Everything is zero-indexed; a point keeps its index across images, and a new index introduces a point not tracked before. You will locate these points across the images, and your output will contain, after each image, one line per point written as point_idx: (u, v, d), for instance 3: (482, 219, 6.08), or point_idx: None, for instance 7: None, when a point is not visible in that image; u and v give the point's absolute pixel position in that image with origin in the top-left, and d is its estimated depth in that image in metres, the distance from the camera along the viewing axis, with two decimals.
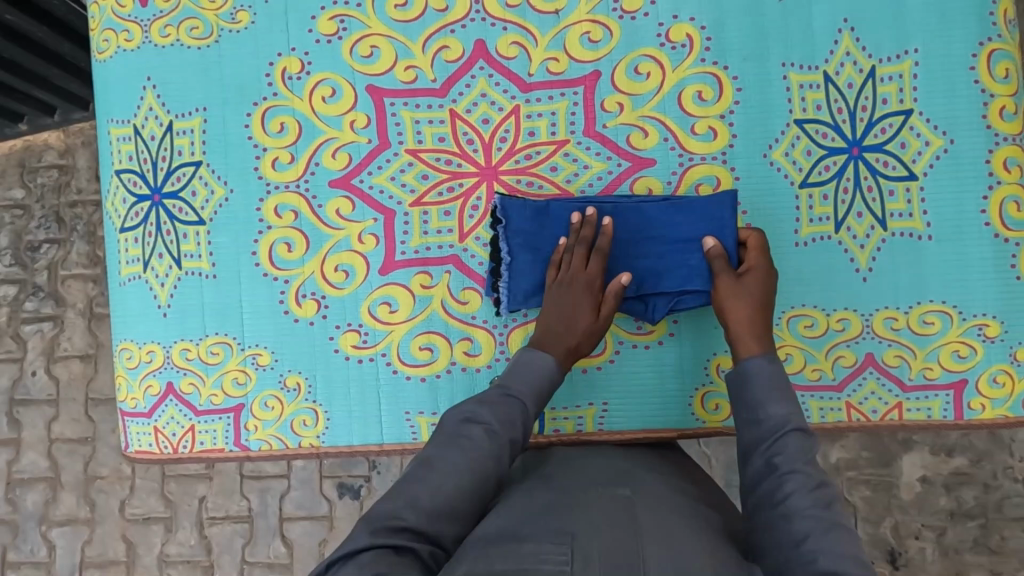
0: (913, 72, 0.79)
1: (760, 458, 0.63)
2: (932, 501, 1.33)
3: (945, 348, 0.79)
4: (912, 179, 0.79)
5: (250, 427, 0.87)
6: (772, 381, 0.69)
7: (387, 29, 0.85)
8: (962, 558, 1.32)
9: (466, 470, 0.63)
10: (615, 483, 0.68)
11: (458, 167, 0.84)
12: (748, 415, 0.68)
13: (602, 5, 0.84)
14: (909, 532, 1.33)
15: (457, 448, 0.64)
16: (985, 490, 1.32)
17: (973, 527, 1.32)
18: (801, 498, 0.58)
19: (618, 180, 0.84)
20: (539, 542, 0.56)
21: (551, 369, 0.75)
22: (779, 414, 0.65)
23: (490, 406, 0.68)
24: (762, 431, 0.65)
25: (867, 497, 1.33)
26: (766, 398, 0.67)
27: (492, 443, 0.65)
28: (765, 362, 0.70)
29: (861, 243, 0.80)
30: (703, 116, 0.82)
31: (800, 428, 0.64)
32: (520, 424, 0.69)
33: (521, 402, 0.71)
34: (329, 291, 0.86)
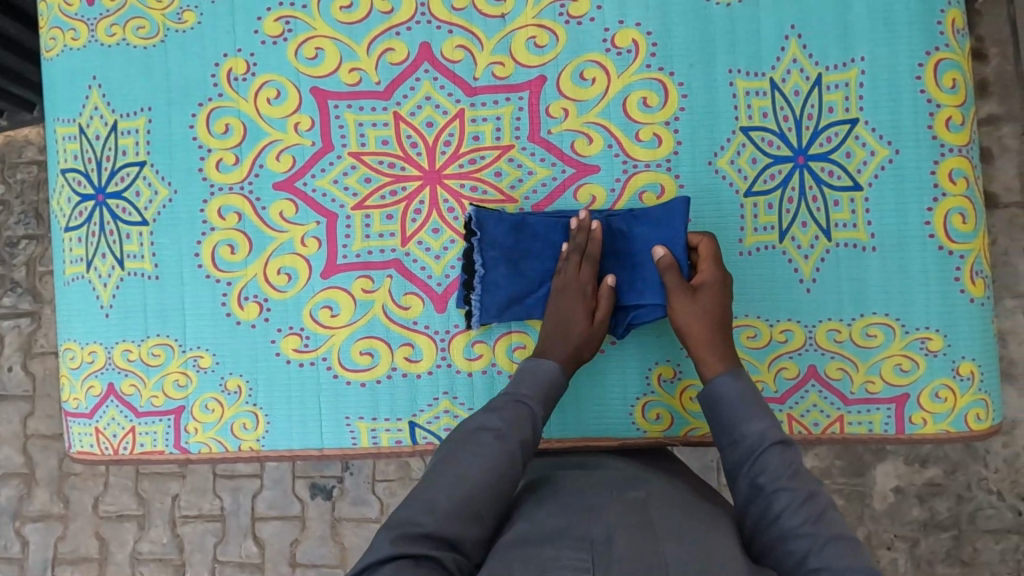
0: (859, 81, 0.78)
1: (745, 480, 0.61)
2: (904, 511, 1.31)
3: (887, 361, 0.78)
4: (857, 189, 0.78)
5: (190, 429, 0.86)
6: (745, 396, 0.66)
7: (332, 31, 0.84)
8: (933, 570, 1.31)
9: (484, 471, 0.59)
10: (628, 484, 0.65)
11: (401, 170, 0.84)
12: (727, 435, 0.65)
13: (549, 10, 0.83)
14: (881, 543, 1.32)
15: (471, 452, 0.61)
16: (958, 502, 1.30)
17: (946, 538, 1.31)
18: (794, 518, 0.56)
19: (562, 188, 0.83)
20: (559, 546, 0.55)
21: (557, 373, 0.72)
22: (757, 430, 0.63)
23: (497, 411, 0.65)
24: (741, 450, 0.63)
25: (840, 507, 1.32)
26: (744, 415, 0.64)
27: (508, 444, 0.62)
28: (728, 381, 0.68)
29: (806, 253, 0.79)
30: (648, 122, 0.81)
31: (779, 441, 0.61)
32: (532, 427, 0.66)
33: (529, 406, 0.67)
34: (271, 294, 0.85)
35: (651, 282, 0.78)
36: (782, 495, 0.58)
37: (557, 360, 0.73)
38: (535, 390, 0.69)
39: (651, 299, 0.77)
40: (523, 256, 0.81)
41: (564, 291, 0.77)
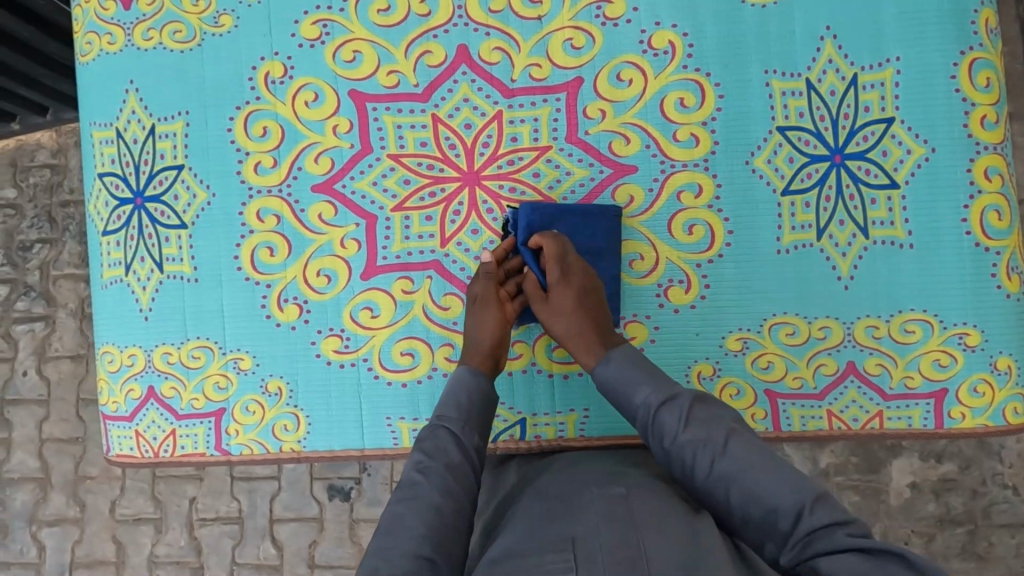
0: (894, 81, 0.79)
1: (655, 447, 0.67)
2: (919, 507, 1.33)
3: (926, 357, 0.79)
4: (894, 188, 0.79)
5: (231, 431, 0.86)
6: (627, 366, 0.72)
7: (370, 33, 0.85)
8: (948, 564, 1.32)
9: (423, 516, 0.62)
10: (610, 480, 0.69)
11: (440, 172, 0.84)
12: (627, 412, 0.71)
13: (585, 12, 0.83)
14: (898, 538, 1.33)
15: (407, 501, 0.64)
16: (973, 496, 1.32)
17: (961, 533, 1.32)
18: (704, 468, 0.63)
19: (600, 187, 0.84)
20: (542, 553, 0.58)
21: (468, 382, 0.76)
22: (646, 399, 0.69)
23: (419, 444, 0.71)
24: (641, 421, 0.69)
25: (855, 503, 1.33)
26: (631, 388, 0.71)
27: (435, 478, 0.66)
28: (607, 362, 0.74)
29: (843, 251, 0.80)
30: (685, 122, 0.82)
31: (664, 402, 0.68)
32: (456, 449, 0.70)
33: (447, 427, 0.71)
34: (311, 296, 0.86)
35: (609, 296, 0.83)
36: (689, 452, 0.64)
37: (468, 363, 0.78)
38: (448, 409, 0.73)
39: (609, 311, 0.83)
40: None
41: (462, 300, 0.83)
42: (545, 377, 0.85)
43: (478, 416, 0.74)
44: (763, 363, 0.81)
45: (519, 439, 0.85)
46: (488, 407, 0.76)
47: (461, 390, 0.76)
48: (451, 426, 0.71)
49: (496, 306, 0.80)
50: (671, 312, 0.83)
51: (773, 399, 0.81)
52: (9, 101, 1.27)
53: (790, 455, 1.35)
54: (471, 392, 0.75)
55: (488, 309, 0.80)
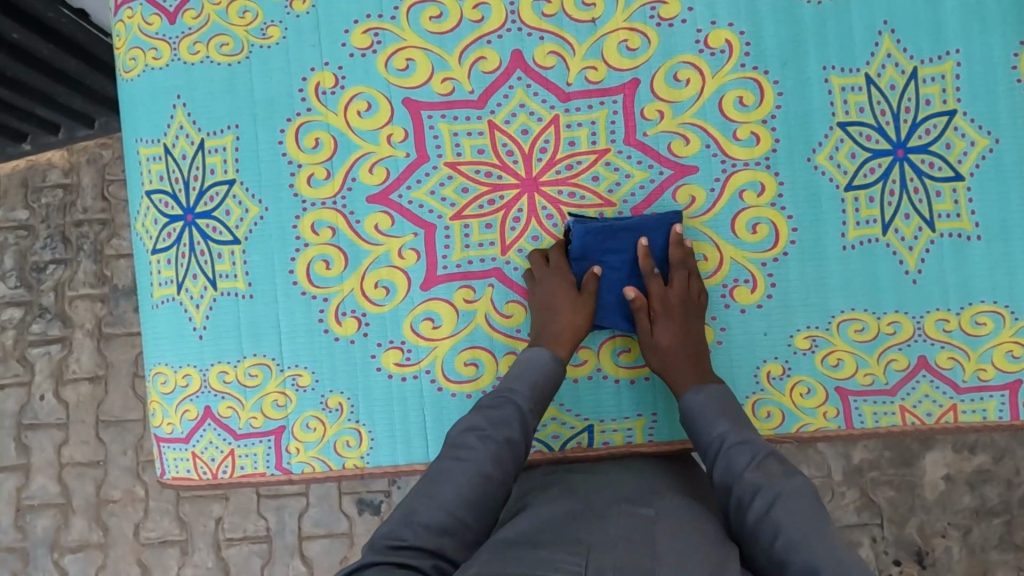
0: (954, 73, 0.79)
1: (717, 479, 0.68)
2: (956, 500, 1.33)
3: (998, 348, 0.78)
4: (958, 180, 0.79)
5: (292, 450, 0.84)
6: (713, 401, 0.74)
7: (422, 41, 0.84)
8: (987, 556, 1.32)
9: (469, 480, 0.65)
10: (641, 500, 0.68)
11: (499, 178, 0.83)
12: (699, 442, 0.73)
13: (639, 13, 0.83)
14: (935, 531, 1.33)
15: (456, 460, 0.67)
16: (1009, 487, 1.32)
17: (999, 524, 1.32)
18: (759, 507, 0.62)
19: (659, 189, 0.83)
20: (554, 550, 0.58)
21: (545, 364, 0.76)
22: (721, 433, 0.71)
23: (484, 411, 0.71)
24: (710, 453, 0.71)
25: (892, 498, 1.33)
26: (710, 420, 0.72)
27: (492, 448, 0.68)
28: (697, 389, 0.76)
29: (910, 245, 0.79)
30: (744, 121, 0.82)
31: (739, 441, 0.69)
32: (518, 425, 0.70)
33: (516, 403, 0.72)
34: (369, 308, 0.84)
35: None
36: (749, 491, 0.64)
37: (548, 348, 0.78)
38: (520, 386, 0.74)
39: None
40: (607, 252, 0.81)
41: (543, 282, 0.80)
42: (612, 383, 0.84)
43: (544, 400, 0.75)
44: (833, 361, 0.80)
45: (586, 447, 0.84)
46: (553, 394, 0.77)
47: (534, 371, 0.76)
48: (522, 403, 0.72)
49: (587, 314, 0.80)
50: (737, 312, 0.82)
51: (845, 396, 0.80)
52: (25, 122, 1.25)
53: (824, 452, 1.35)
54: (545, 376, 0.76)
55: (585, 300, 0.80)
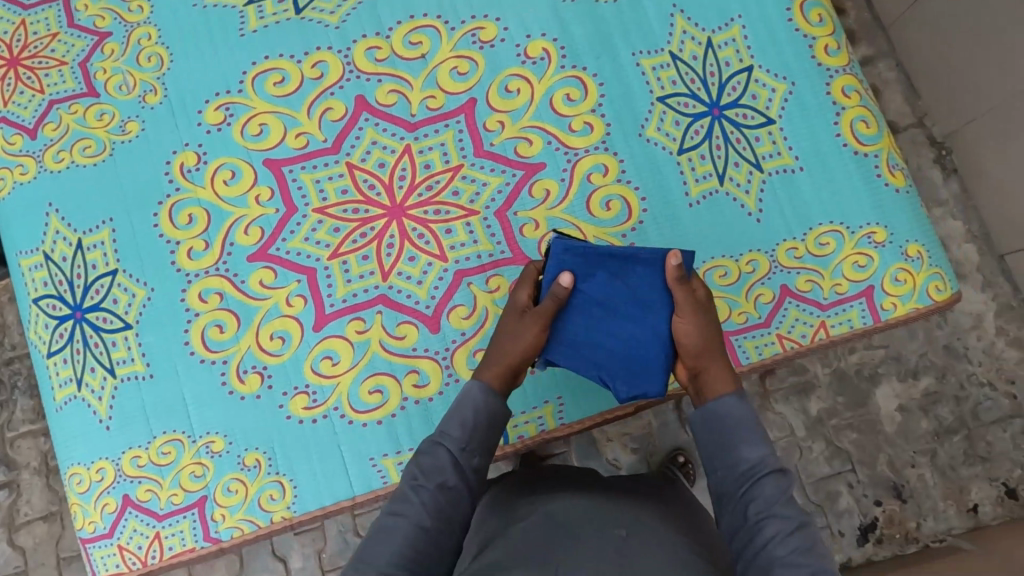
0: (742, 35, 0.89)
1: (737, 503, 0.67)
2: (914, 427, 1.36)
3: (845, 262, 0.85)
4: (771, 124, 0.87)
5: (217, 517, 0.84)
6: (744, 414, 0.72)
7: (271, 105, 0.90)
8: (959, 474, 1.34)
9: (408, 536, 0.64)
10: (616, 521, 0.72)
11: (366, 212, 0.88)
12: (722, 455, 0.70)
13: (463, 42, 0.92)
14: (905, 463, 1.35)
15: (394, 516, 0.66)
16: (958, 403, 1.36)
17: (960, 441, 1.35)
18: (780, 549, 0.62)
19: (516, 189, 0.89)
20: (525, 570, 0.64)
21: (477, 398, 0.74)
22: (753, 457, 0.68)
23: (419, 459, 0.71)
24: (737, 474, 0.68)
25: (857, 440, 1.36)
26: (742, 438, 0.70)
27: (428, 498, 0.67)
28: (729, 395, 0.73)
29: (746, 189, 0.87)
30: (576, 114, 0.90)
31: (772, 471, 0.67)
32: (452, 471, 0.69)
33: (447, 446, 0.71)
34: (269, 360, 0.87)
35: (650, 370, 0.80)
36: (772, 529, 0.64)
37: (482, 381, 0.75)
38: (452, 427, 0.72)
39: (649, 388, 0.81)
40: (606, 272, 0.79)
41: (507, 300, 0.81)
42: None
43: (483, 436, 0.73)
44: None
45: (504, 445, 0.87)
46: (496, 425, 0.74)
47: (467, 407, 0.74)
48: (453, 444, 0.71)
49: (541, 325, 0.77)
50: None
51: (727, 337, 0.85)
52: None
53: (782, 412, 1.38)
54: (477, 410, 0.73)
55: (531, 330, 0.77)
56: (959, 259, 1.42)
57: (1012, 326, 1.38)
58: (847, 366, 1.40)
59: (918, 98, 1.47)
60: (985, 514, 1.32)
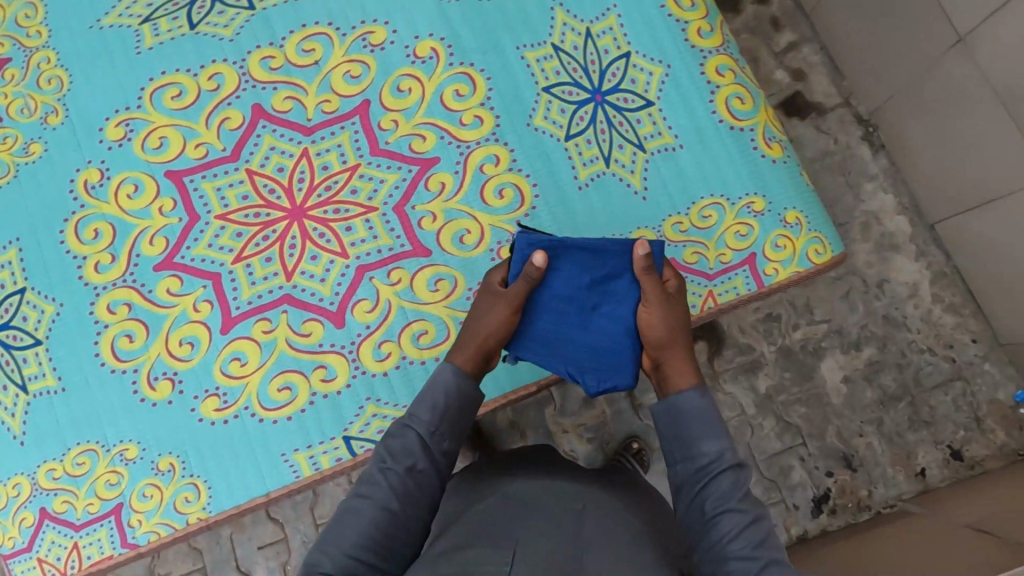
0: (619, 23, 0.93)
1: (695, 497, 0.70)
2: (860, 397, 1.39)
3: (728, 232, 0.88)
4: (650, 105, 0.91)
5: (134, 523, 0.85)
6: (703, 409, 0.74)
7: (169, 119, 0.93)
8: (905, 440, 1.37)
9: (374, 517, 0.67)
10: (571, 495, 0.78)
11: (267, 215, 0.91)
12: (682, 449, 0.73)
13: (355, 46, 0.95)
14: (853, 432, 1.37)
15: (361, 497, 0.69)
16: (900, 370, 1.39)
17: (904, 408, 1.38)
18: (736, 544, 0.66)
19: (412, 184, 0.92)
20: (481, 547, 0.66)
21: (447, 382, 0.77)
22: (711, 452, 0.71)
23: (389, 440, 0.73)
24: (696, 469, 0.71)
25: (805, 414, 1.39)
26: (701, 434, 0.72)
27: (397, 480, 0.70)
28: (689, 391, 0.75)
29: (631, 169, 0.90)
30: (466, 108, 0.93)
31: (728, 466, 0.71)
32: (422, 453, 0.72)
33: (417, 429, 0.73)
34: (179, 366, 0.88)
35: (615, 359, 0.84)
36: (727, 524, 0.67)
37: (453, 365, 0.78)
38: (422, 410, 0.75)
39: (614, 378, 0.85)
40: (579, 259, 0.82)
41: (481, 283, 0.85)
42: (419, 366, 0.89)
43: (452, 418, 0.76)
44: None
45: None
46: (465, 408, 0.77)
47: (438, 391, 0.77)
48: (422, 428, 0.74)
49: (511, 310, 0.80)
50: None
51: None
52: None
53: (733, 392, 1.40)
54: (447, 394, 0.76)
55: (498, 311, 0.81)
56: (893, 232, 1.44)
57: (947, 293, 1.41)
58: (792, 342, 1.42)
59: (843, 79, 1.51)
60: (931, 477, 1.35)
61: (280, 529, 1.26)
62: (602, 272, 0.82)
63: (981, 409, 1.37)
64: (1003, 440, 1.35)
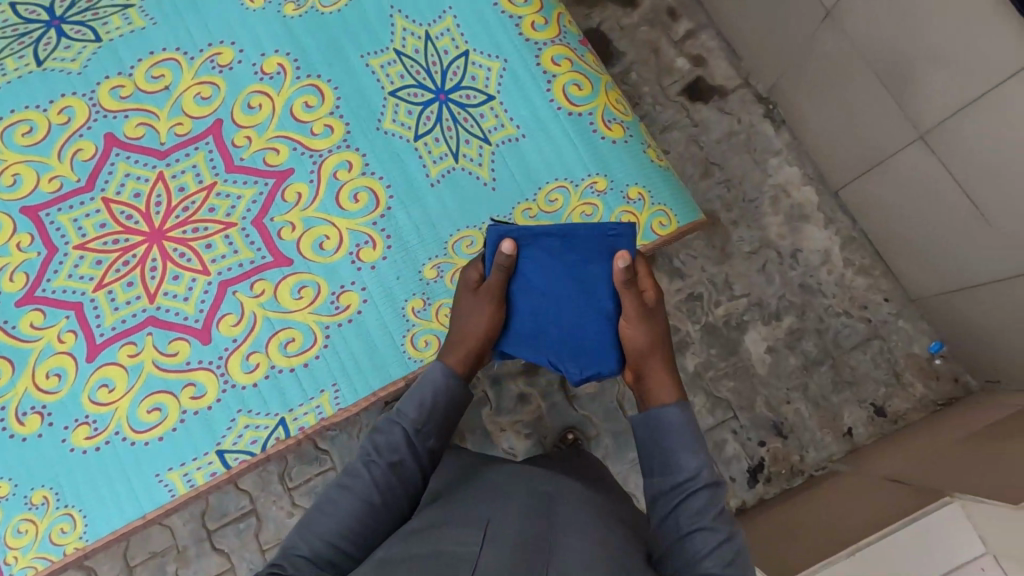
0: (455, 24, 0.96)
1: (671, 510, 0.73)
2: (784, 365, 1.40)
3: (575, 213, 0.92)
4: (492, 99, 0.94)
5: (10, 560, 0.85)
6: (684, 426, 0.77)
7: (22, 155, 0.94)
8: (831, 403, 1.38)
9: (355, 507, 0.71)
10: (542, 479, 0.81)
11: (126, 240, 0.92)
12: (661, 463, 0.75)
13: (204, 69, 0.97)
14: (780, 400, 1.39)
15: (343, 488, 0.73)
16: (820, 335, 1.41)
17: (826, 371, 1.40)
18: (709, 561, 0.68)
19: (269, 197, 0.94)
20: (457, 526, 0.68)
21: (437, 381, 0.80)
22: (689, 467, 0.74)
23: (377, 435, 0.77)
24: (673, 481, 0.73)
25: (733, 388, 1.39)
26: (682, 450, 0.75)
27: (380, 474, 0.74)
28: (671, 407, 0.78)
29: (479, 162, 0.93)
30: (315, 119, 0.96)
31: (704, 483, 0.73)
32: (407, 450, 0.76)
33: (403, 426, 0.77)
34: (47, 398, 0.89)
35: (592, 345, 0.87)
36: (701, 540, 0.69)
37: (445, 364, 0.82)
38: (409, 408, 0.78)
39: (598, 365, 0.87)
40: (554, 253, 0.86)
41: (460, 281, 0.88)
42: (289, 373, 0.90)
43: (438, 418, 0.79)
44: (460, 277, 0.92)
45: (285, 439, 0.89)
46: (452, 407, 0.81)
47: (427, 389, 0.80)
48: (408, 424, 0.77)
49: (494, 303, 0.85)
50: (369, 270, 0.92)
51: None
52: None
53: None
54: (436, 392, 0.79)
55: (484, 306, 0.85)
56: (802, 202, 1.48)
57: (857, 256, 1.44)
58: (715, 319, 1.43)
59: (740, 60, 1.54)
60: (858, 436, 1.37)
61: (226, 561, 1.26)
62: (577, 259, 0.86)
63: (899, 363, 1.39)
64: (922, 392, 1.38)
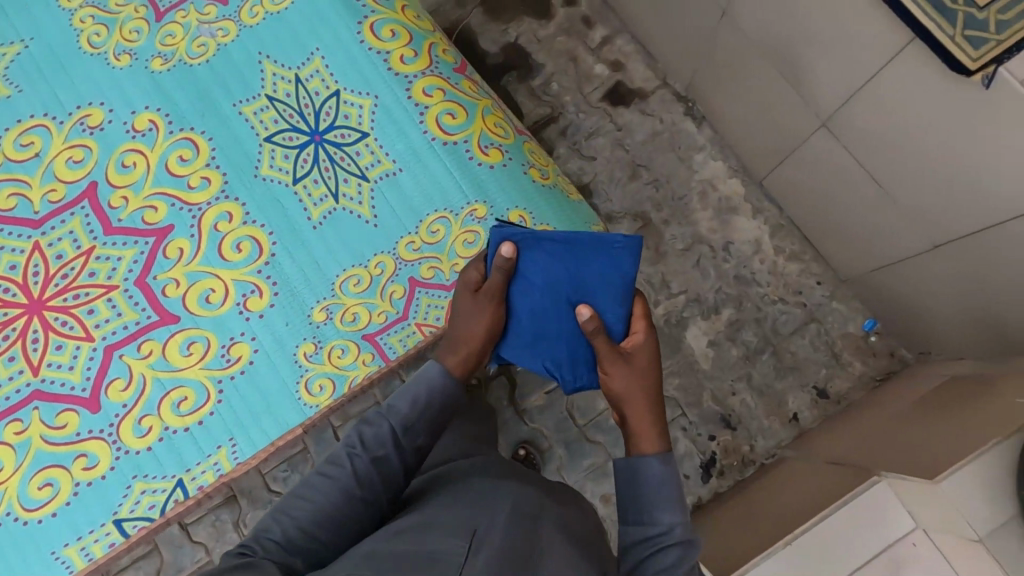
0: (324, 65, 0.96)
1: (640, 566, 0.66)
2: (726, 357, 1.41)
3: (458, 242, 0.92)
4: (366, 136, 0.95)
5: None
6: (666, 478, 0.69)
7: None
8: (775, 389, 1.39)
9: (333, 498, 0.67)
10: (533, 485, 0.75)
11: (4, 314, 0.90)
12: (635, 514, 0.69)
13: (74, 132, 0.96)
14: (725, 392, 1.39)
15: (325, 475, 0.68)
16: (759, 324, 1.42)
17: (768, 359, 1.40)
18: None
19: (151, 255, 0.93)
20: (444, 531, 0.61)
21: (431, 379, 0.76)
22: (663, 523, 0.67)
23: (365, 427, 0.72)
24: (646, 535, 0.67)
25: (680, 385, 1.39)
26: (660, 502, 0.68)
27: (364, 468, 0.68)
28: (654, 457, 0.70)
29: (359, 200, 0.93)
30: (192, 172, 0.95)
31: (679, 541, 0.66)
32: (392, 448, 0.71)
33: (392, 422, 0.72)
34: None
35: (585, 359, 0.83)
36: None
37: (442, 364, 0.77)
38: (402, 403, 0.73)
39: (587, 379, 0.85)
40: (554, 264, 0.82)
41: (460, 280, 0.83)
42: (183, 433, 0.89)
43: (429, 415, 0.74)
44: (350, 317, 0.92)
45: (184, 500, 0.88)
46: (445, 407, 0.76)
47: (422, 386, 0.75)
48: (397, 420, 0.72)
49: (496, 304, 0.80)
50: (257, 318, 0.92)
51: (373, 339, 0.91)
52: None
53: None
54: (431, 391, 0.75)
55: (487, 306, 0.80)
56: (729, 194, 1.49)
57: (787, 243, 1.45)
58: (656, 319, 1.43)
59: (656, 62, 1.55)
60: (804, 420, 1.38)
61: None
62: (578, 265, 0.82)
63: (837, 345, 1.41)
64: (861, 370, 1.39)
